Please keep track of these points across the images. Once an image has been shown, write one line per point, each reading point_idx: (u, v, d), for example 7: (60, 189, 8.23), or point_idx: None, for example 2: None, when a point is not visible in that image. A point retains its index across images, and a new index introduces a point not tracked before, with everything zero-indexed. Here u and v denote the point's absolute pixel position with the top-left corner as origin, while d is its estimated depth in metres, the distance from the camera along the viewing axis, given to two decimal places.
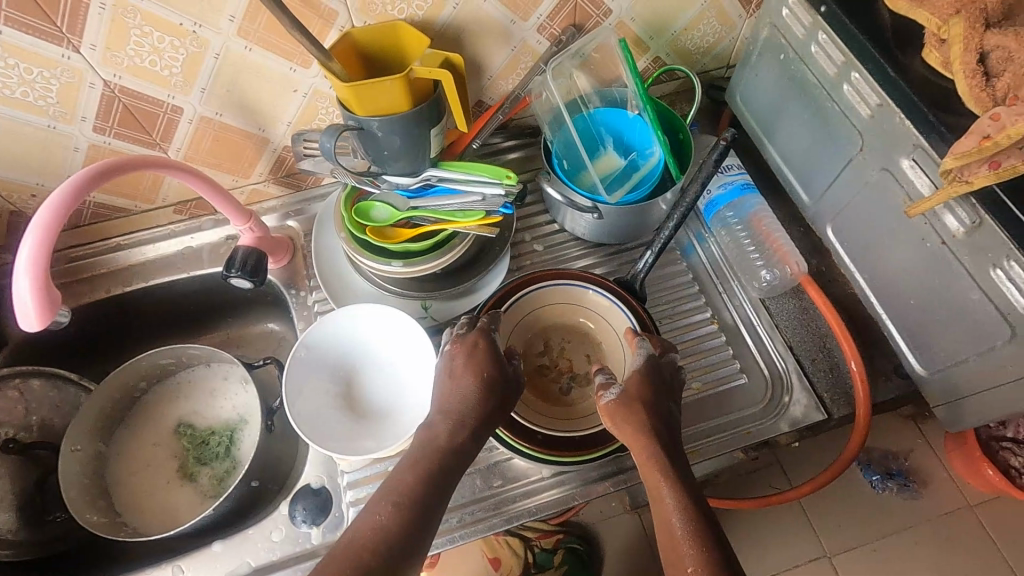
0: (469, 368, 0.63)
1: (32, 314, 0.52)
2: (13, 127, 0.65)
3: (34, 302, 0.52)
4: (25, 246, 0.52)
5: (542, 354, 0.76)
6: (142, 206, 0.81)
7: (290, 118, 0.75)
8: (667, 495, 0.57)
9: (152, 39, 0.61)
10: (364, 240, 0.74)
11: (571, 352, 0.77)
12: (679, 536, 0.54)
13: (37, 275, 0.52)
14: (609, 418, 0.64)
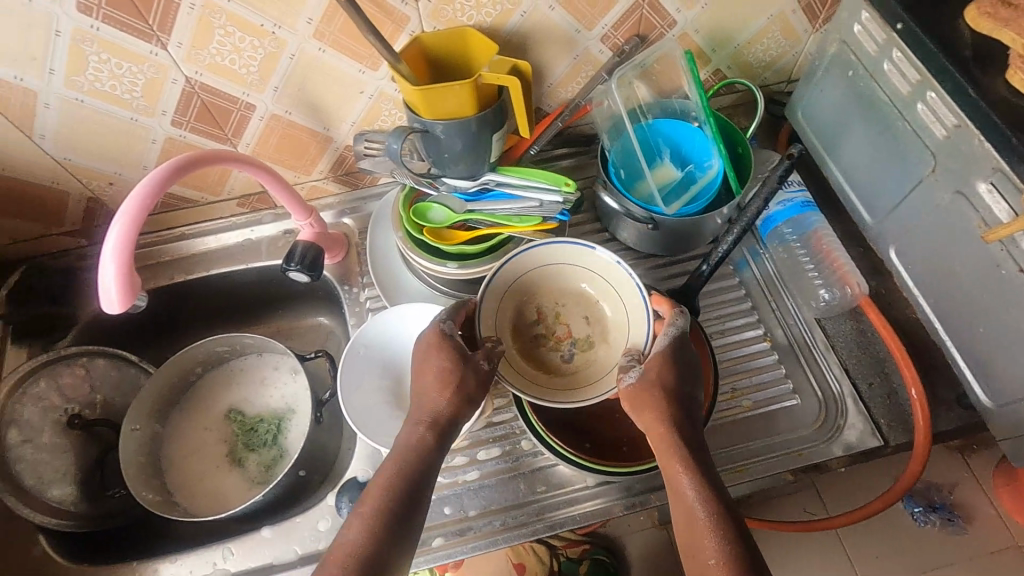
0: None
1: (115, 297, 0.54)
2: (99, 119, 0.68)
3: (118, 286, 0.55)
4: (112, 234, 0.54)
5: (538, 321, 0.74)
6: (209, 198, 0.84)
7: (354, 118, 0.77)
8: (687, 487, 0.58)
9: (234, 38, 0.64)
10: (422, 241, 0.75)
11: (566, 316, 0.74)
12: (703, 526, 0.56)
13: (122, 262, 0.54)
14: (629, 403, 0.64)
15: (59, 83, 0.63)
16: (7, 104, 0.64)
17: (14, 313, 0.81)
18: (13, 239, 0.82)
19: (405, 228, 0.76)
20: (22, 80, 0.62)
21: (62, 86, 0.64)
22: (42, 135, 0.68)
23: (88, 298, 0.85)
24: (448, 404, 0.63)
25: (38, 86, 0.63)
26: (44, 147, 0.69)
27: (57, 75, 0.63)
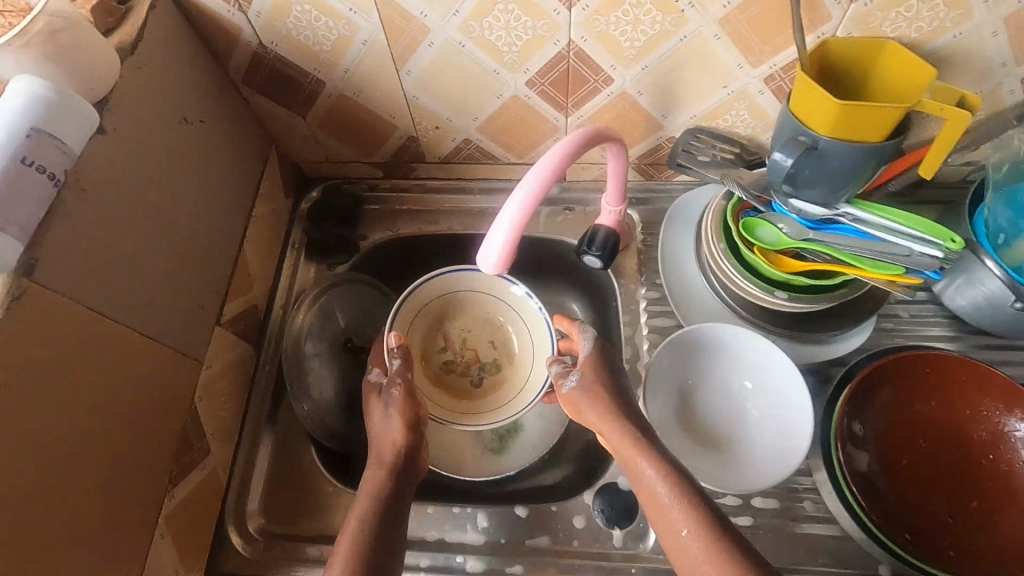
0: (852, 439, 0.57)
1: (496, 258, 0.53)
2: (466, 66, 0.67)
3: (503, 249, 0.53)
4: (512, 207, 0.52)
5: (437, 347, 0.80)
6: (511, 159, 0.83)
7: (697, 111, 0.72)
8: (644, 466, 0.57)
9: (641, 10, 0.59)
10: (746, 261, 0.70)
11: (472, 341, 0.81)
12: (667, 504, 0.54)
13: (514, 232, 0.53)
14: (575, 406, 0.65)
15: (454, 25, 0.62)
16: (398, 37, 0.64)
17: (312, 228, 0.85)
18: (327, 159, 0.85)
19: (728, 241, 0.71)
20: (424, 17, 0.61)
21: (454, 29, 0.62)
22: (409, 71, 0.68)
23: (373, 230, 0.88)
24: (406, 430, 0.66)
25: (435, 24, 0.62)
26: (404, 83, 0.70)
27: (457, 17, 0.61)
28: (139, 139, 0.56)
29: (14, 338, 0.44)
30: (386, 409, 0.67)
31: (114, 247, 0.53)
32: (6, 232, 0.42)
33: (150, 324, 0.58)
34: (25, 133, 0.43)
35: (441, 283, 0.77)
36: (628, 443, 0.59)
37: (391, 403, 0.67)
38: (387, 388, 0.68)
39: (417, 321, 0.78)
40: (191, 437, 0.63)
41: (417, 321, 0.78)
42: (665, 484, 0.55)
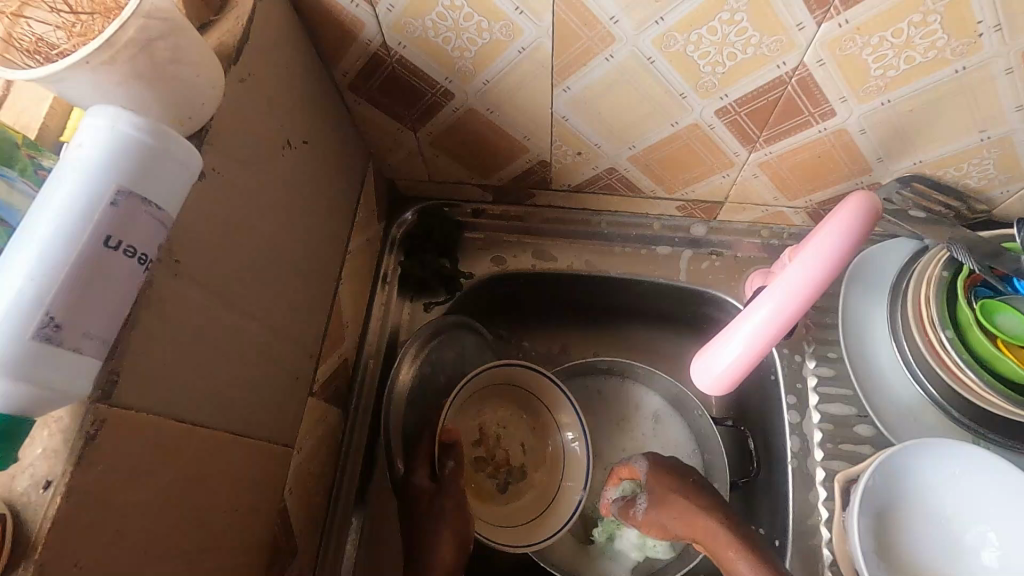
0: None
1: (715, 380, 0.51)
2: (645, 86, 0.52)
3: (726, 373, 0.51)
4: (742, 331, 0.48)
5: (478, 445, 0.69)
6: (658, 193, 0.67)
7: (925, 157, 0.56)
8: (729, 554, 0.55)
9: (920, 32, 0.43)
10: (979, 353, 0.54)
11: (507, 441, 0.70)
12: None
13: (752, 351, 0.49)
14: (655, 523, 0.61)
15: (651, 36, 0.47)
16: (570, 47, 0.48)
17: (407, 260, 0.72)
18: (430, 178, 0.70)
19: (953, 324, 0.55)
20: (614, 23, 0.46)
21: (649, 41, 0.47)
22: (567, 88, 0.53)
23: (478, 264, 0.74)
24: (458, 549, 0.58)
25: (624, 34, 0.47)
26: (555, 101, 0.55)
27: (658, 26, 0.46)
28: (240, 178, 0.42)
29: (94, 492, 0.30)
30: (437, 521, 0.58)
31: (209, 330, 0.39)
32: (83, 352, 0.28)
33: (246, 417, 0.44)
34: (109, 199, 0.29)
35: (504, 373, 0.68)
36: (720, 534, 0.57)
37: (442, 519, 0.58)
38: (441, 496, 0.59)
39: (464, 409, 0.68)
40: (281, 543, 0.51)
41: (462, 413, 0.68)
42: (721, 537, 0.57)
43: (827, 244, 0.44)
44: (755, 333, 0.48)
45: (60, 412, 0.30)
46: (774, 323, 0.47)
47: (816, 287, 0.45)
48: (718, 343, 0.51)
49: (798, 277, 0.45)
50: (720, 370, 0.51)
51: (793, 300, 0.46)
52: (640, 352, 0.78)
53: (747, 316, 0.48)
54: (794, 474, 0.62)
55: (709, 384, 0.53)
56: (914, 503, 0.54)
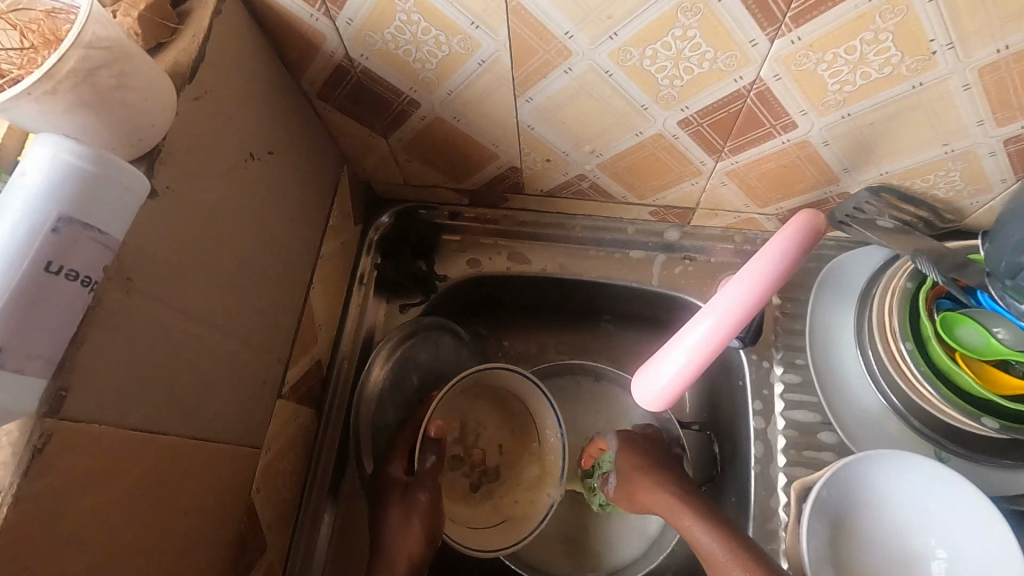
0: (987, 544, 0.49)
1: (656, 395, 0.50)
2: (606, 98, 0.52)
3: (666, 387, 0.49)
4: (688, 341, 0.47)
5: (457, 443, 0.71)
6: (629, 199, 0.68)
7: (892, 168, 0.56)
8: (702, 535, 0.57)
9: (874, 48, 0.43)
10: (937, 366, 0.54)
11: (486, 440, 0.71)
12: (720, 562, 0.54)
13: (692, 368, 0.49)
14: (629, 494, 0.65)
15: (607, 50, 0.47)
16: (529, 60, 0.49)
17: (384, 263, 0.73)
18: (405, 181, 0.71)
19: (914, 337, 0.55)
20: (570, 38, 0.46)
21: (606, 55, 0.47)
22: (530, 99, 0.53)
23: (454, 266, 0.75)
24: (424, 542, 0.61)
25: (580, 48, 0.47)
26: (520, 110, 0.55)
27: (613, 41, 0.46)
28: (199, 193, 0.43)
29: (41, 503, 0.32)
30: (404, 513, 0.60)
31: (165, 342, 0.41)
32: (25, 373, 0.30)
33: (208, 424, 0.46)
34: (51, 226, 0.31)
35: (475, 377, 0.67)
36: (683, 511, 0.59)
37: (413, 510, 0.60)
38: (413, 488, 0.62)
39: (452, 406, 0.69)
40: (248, 540, 0.53)
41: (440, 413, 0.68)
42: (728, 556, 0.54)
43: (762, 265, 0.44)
44: (692, 346, 0.47)
45: (10, 427, 0.32)
46: (715, 335, 0.46)
47: (750, 309, 0.45)
48: (658, 356, 0.50)
49: (731, 296, 0.45)
50: (659, 387, 0.50)
51: (726, 321, 0.46)
52: (614, 353, 0.79)
53: (685, 331, 0.48)
54: (757, 479, 0.63)
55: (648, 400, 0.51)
56: (869, 512, 0.55)
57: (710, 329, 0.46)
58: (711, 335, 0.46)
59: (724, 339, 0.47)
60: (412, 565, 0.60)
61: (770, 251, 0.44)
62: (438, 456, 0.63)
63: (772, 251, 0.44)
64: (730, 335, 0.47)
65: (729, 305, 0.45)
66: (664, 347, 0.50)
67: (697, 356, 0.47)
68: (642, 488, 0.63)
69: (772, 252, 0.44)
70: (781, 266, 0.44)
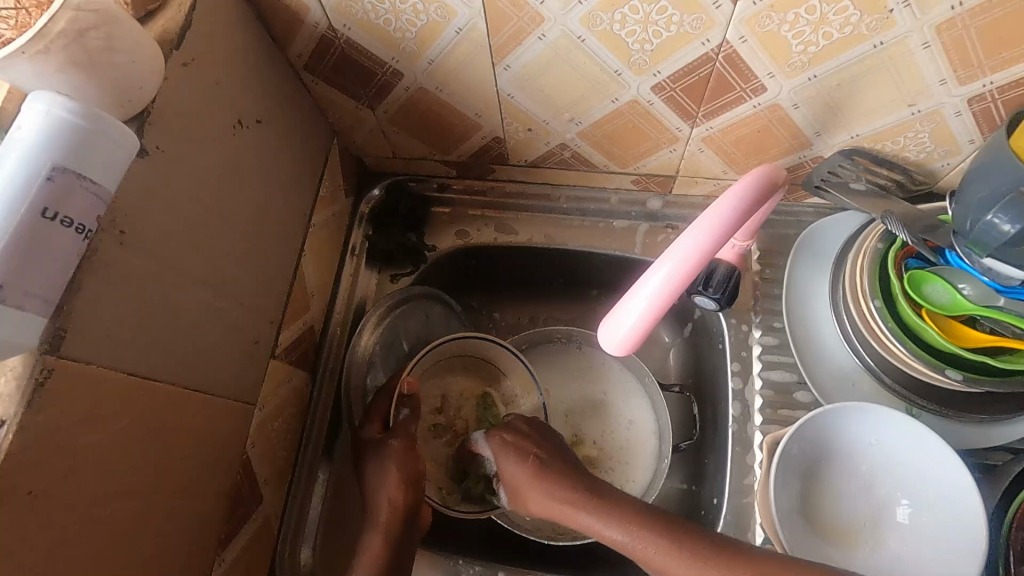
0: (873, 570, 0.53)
1: (621, 341, 0.53)
2: (580, 64, 0.54)
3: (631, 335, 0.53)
4: (649, 286, 0.50)
5: (438, 412, 0.70)
6: (612, 168, 0.69)
7: (862, 131, 0.57)
8: (591, 518, 0.55)
9: (833, 7, 0.44)
10: (906, 323, 0.56)
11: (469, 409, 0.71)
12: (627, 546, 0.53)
13: (653, 314, 0.52)
14: (519, 500, 0.60)
15: (577, 16, 0.48)
16: (503, 27, 0.50)
17: (374, 234, 0.75)
18: (395, 154, 0.73)
19: (881, 294, 0.57)
20: (541, 4, 0.48)
21: (577, 20, 0.49)
22: (508, 67, 0.55)
23: (443, 237, 0.77)
24: (404, 489, 0.59)
25: (552, 14, 0.48)
26: (499, 79, 0.57)
27: (582, 6, 0.47)
28: (190, 156, 0.45)
29: (45, 431, 0.35)
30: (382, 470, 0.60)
31: (158, 294, 0.43)
32: (26, 309, 0.32)
33: (202, 376, 0.49)
34: (46, 175, 0.33)
35: (460, 344, 0.69)
36: (576, 506, 0.56)
37: (387, 458, 0.60)
38: (387, 439, 0.61)
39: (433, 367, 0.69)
40: (243, 491, 0.56)
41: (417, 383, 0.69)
42: (657, 551, 0.52)
43: (717, 214, 0.47)
44: (648, 293, 0.50)
45: (15, 362, 0.34)
46: (674, 281, 0.49)
47: (704, 258, 0.47)
48: (619, 306, 0.53)
49: (686, 245, 0.48)
50: (620, 334, 0.54)
51: (681, 270, 0.48)
52: (600, 323, 0.81)
53: (645, 280, 0.51)
54: (734, 437, 0.65)
55: (615, 345, 0.55)
56: (839, 464, 0.57)
57: (666, 278, 0.49)
58: (667, 284, 0.49)
59: (682, 285, 0.49)
60: (395, 513, 0.59)
61: (727, 201, 0.47)
62: (412, 409, 0.63)
63: (727, 202, 0.47)
64: (684, 285, 0.50)
65: (685, 254, 0.48)
66: (626, 294, 0.53)
67: (653, 303, 0.51)
68: (528, 492, 0.59)
69: (728, 202, 0.47)
70: (735, 218, 0.47)
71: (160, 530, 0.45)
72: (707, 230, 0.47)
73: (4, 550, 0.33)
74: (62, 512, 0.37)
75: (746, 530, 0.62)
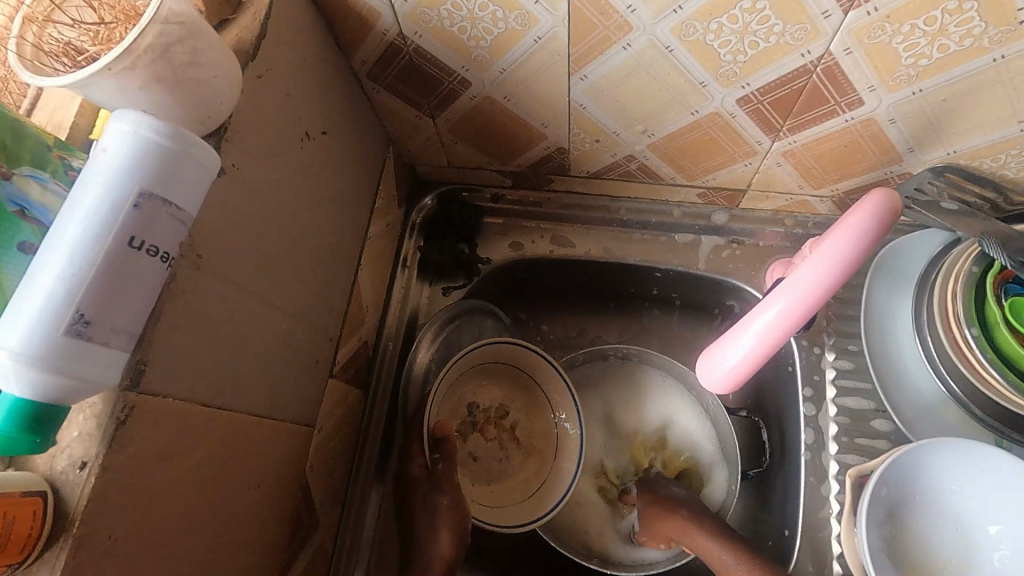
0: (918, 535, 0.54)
1: (724, 379, 0.52)
2: (663, 75, 0.51)
3: (733, 373, 0.52)
4: (762, 325, 0.48)
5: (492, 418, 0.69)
6: (679, 180, 0.66)
7: (962, 147, 0.53)
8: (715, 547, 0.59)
9: (956, 17, 0.41)
10: (1004, 352, 0.53)
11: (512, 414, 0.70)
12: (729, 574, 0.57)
13: (758, 352, 0.50)
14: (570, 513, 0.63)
15: (670, 25, 0.45)
16: (586, 36, 0.47)
17: (426, 245, 0.73)
18: (449, 163, 0.71)
19: (978, 322, 0.54)
20: (631, 13, 0.44)
21: (668, 30, 0.46)
22: (585, 77, 0.52)
23: (495, 248, 0.74)
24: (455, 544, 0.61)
25: (642, 23, 0.45)
26: (572, 89, 0.54)
27: (676, 15, 0.44)
28: (261, 172, 0.43)
29: (124, 470, 0.33)
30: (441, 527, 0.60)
31: (232, 320, 0.41)
32: (111, 346, 0.30)
33: (269, 400, 0.47)
34: (133, 202, 0.31)
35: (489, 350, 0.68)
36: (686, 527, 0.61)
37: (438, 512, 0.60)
38: (432, 490, 0.61)
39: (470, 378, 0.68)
40: (303, 515, 0.54)
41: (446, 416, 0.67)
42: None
43: (837, 245, 0.44)
44: (758, 333, 0.49)
45: (94, 397, 0.32)
46: (788, 317, 0.47)
47: (824, 294, 0.45)
48: (720, 343, 0.53)
49: (805, 277, 0.46)
50: (722, 372, 0.53)
51: (802, 302, 0.46)
52: (657, 339, 0.78)
53: (755, 316, 0.49)
54: (807, 466, 0.62)
55: (715, 382, 0.53)
56: (928, 500, 0.54)
57: (785, 309, 0.47)
58: (777, 323, 0.47)
59: (794, 321, 0.47)
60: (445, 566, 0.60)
61: (845, 233, 0.44)
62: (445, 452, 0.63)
63: (852, 230, 0.44)
64: (796, 321, 0.47)
65: (806, 284, 0.45)
66: (733, 328, 0.52)
67: (761, 345, 0.49)
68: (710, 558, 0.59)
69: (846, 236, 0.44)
70: (859, 248, 0.44)
71: (228, 565, 0.43)
72: (831, 263, 0.45)
73: None
74: (140, 553, 0.35)
75: (822, 564, 0.59)
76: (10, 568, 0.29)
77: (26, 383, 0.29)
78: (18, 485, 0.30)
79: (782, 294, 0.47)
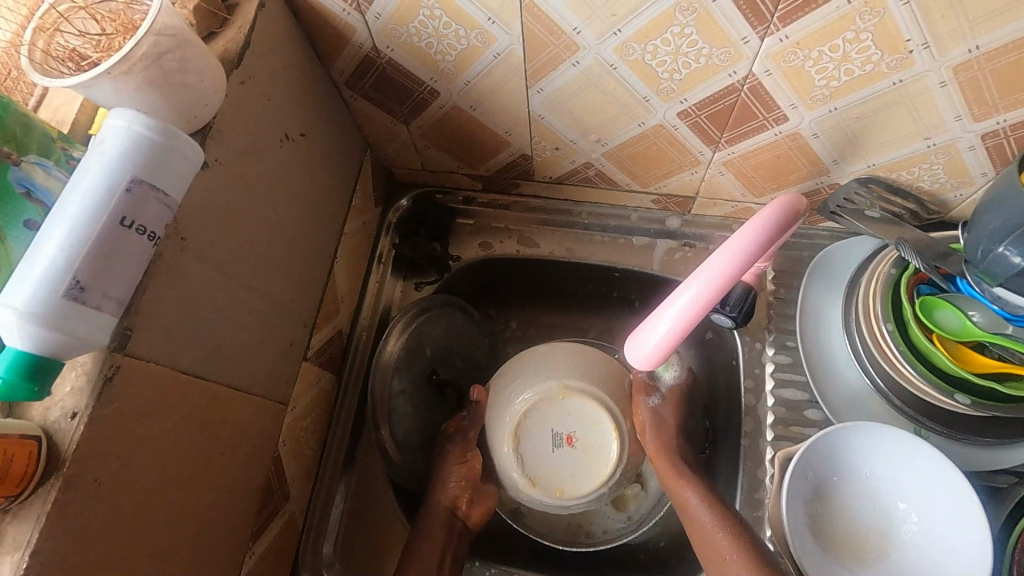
0: (846, 516, 0.59)
1: (648, 355, 0.58)
2: (611, 90, 0.56)
3: (657, 346, 0.57)
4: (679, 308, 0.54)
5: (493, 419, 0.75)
6: (633, 186, 0.72)
7: (881, 160, 0.59)
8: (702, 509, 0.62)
9: (857, 46, 0.47)
10: (916, 346, 0.58)
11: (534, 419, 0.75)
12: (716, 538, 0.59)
13: (678, 330, 0.56)
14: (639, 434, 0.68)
15: (612, 45, 0.51)
16: (540, 53, 0.53)
17: (401, 243, 0.77)
18: (423, 167, 0.76)
19: (894, 317, 0.59)
20: (578, 34, 0.50)
21: (611, 50, 0.51)
22: (542, 90, 0.58)
23: (466, 246, 0.79)
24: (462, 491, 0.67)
25: (587, 43, 0.51)
26: (531, 101, 0.60)
27: (617, 37, 0.50)
28: (242, 168, 0.48)
29: (109, 423, 0.37)
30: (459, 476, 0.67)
31: (210, 298, 0.46)
32: (102, 310, 0.35)
33: (244, 375, 0.51)
34: (125, 186, 0.36)
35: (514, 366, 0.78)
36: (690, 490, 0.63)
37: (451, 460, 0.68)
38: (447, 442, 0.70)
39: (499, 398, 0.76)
40: (274, 486, 0.58)
41: None
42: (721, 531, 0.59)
43: (743, 238, 0.50)
44: (675, 315, 0.55)
45: (85, 358, 0.37)
46: (701, 301, 0.53)
47: (727, 281, 0.51)
48: (648, 322, 0.58)
49: (715, 266, 0.51)
50: (648, 348, 0.58)
51: (709, 287, 0.52)
52: (617, 335, 0.83)
53: (672, 299, 0.55)
54: (746, 451, 0.67)
55: (643, 358, 0.59)
56: (847, 480, 0.59)
57: (696, 293, 0.53)
58: (689, 307, 0.53)
59: (707, 305, 0.53)
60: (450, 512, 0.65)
61: (749, 230, 0.50)
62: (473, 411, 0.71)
63: (757, 225, 0.50)
64: (711, 305, 0.53)
65: (714, 272, 0.51)
66: (656, 311, 0.57)
67: (678, 326, 0.55)
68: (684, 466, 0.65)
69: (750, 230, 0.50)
70: (761, 241, 0.50)
71: (201, 522, 0.47)
72: (737, 254, 0.50)
73: (72, 533, 0.36)
74: (120, 500, 0.39)
75: None
76: (6, 502, 0.34)
77: (29, 339, 0.33)
78: (16, 429, 0.34)
79: (696, 282, 0.53)
